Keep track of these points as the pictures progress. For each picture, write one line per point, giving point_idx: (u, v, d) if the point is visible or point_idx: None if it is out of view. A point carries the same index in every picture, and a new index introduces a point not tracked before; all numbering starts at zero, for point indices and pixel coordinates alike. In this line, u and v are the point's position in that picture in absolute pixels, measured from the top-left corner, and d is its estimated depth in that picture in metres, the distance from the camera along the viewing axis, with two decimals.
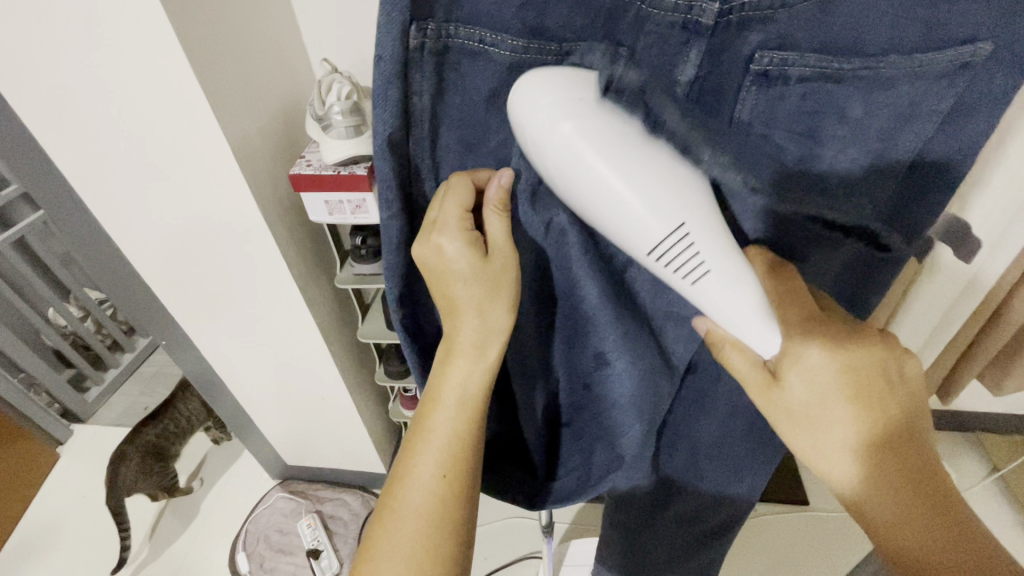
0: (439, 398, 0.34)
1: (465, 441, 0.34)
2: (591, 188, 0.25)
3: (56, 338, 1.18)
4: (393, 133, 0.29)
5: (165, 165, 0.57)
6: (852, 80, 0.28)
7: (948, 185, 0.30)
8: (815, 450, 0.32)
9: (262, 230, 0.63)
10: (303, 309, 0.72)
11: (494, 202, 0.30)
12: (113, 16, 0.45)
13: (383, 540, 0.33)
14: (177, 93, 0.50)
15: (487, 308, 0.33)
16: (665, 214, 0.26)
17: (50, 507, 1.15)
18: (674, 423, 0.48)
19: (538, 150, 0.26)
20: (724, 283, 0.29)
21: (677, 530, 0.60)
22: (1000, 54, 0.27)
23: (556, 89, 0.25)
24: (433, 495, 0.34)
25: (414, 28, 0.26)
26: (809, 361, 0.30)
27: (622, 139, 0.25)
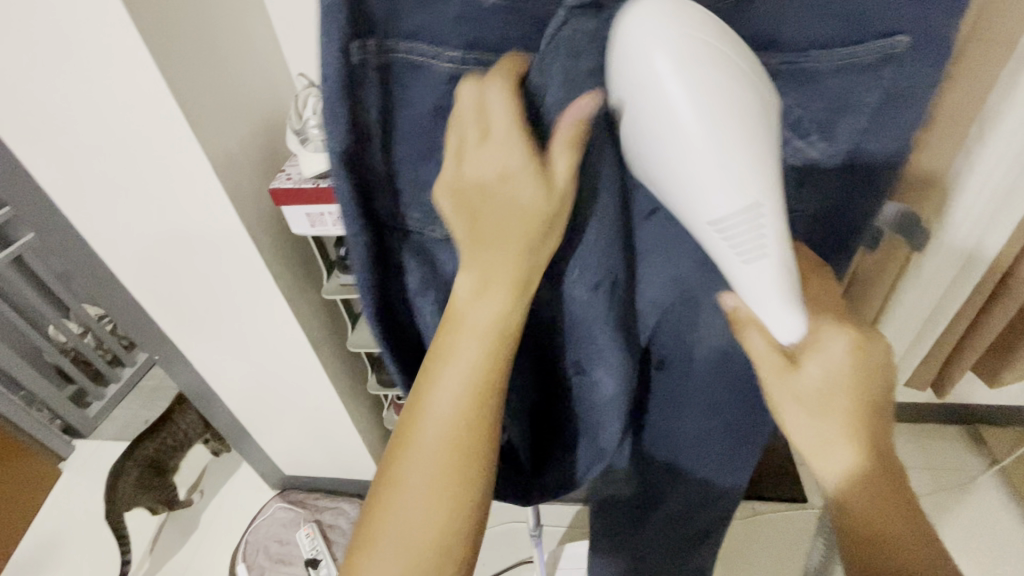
0: (462, 323, 0.29)
1: (494, 372, 0.30)
2: (670, 137, 0.24)
3: (55, 355, 1.19)
4: (344, 146, 0.28)
5: (147, 183, 0.57)
6: (774, 76, 0.27)
7: (886, 180, 0.30)
8: (800, 435, 0.31)
9: (245, 243, 0.63)
10: (292, 320, 0.73)
11: (530, 124, 0.26)
12: (89, 41, 0.46)
13: (398, 470, 0.30)
14: (154, 111, 0.51)
15: (537, 246, 0.28)
16: (741, 185, 0.24)
17: (53, 522, 1.16)
18: (657, 420, 0.48)
19: (632, 97, 0.25)
20: (775, 272, 0.27)
21: (664, 530, 0.59)
22: (922, 47, 0.26)
23: (670, 22, 0.23)
24: (457, 431, 0.30)
25: (354, 45, 0.26)
26: (830, 351, 0.30)
27: (716, 75, 0.23)
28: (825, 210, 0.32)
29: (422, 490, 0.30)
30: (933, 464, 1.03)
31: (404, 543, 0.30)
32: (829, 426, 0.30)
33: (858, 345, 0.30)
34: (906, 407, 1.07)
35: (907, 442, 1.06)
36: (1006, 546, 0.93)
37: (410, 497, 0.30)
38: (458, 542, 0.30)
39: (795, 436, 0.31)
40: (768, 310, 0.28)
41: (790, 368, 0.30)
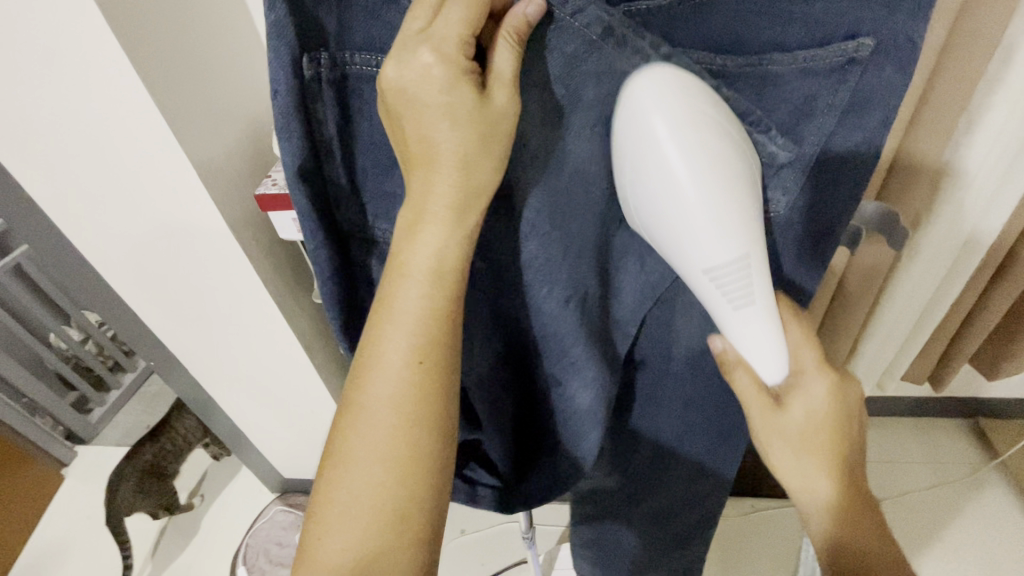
0: (405, 268, 0.31)
1: (436, 315, 0.32)
2: (673, 195, 0.30)
3: (57, 362, 1.20)
4: (301, 161, 0.32)
5: (135, 190, 0.58)
6: (744, 81, 0.32)
7: (863, 171, 0.34)
8: (783, 465, 0.37)
9: (235, 250, 0.63)
10: (284, 326, 0.73)
11: (511, 29, 0.29)
12: (68, 48, 0.46)
13: (349, 429, 0.32)
14: (135, 117, 0.50)
15: (471, 163, 0.30)
16: (732, 241, 0.30)
17: (58, 527, 1.17)
18: (638, 422, 0.49)
19: (632, 163, 0.31)
20: (762, 318, 0.33)
21: (651, 528, 0.60)
22: (883, 50, 0.30)
23: (668, 97, 0.29)
24: (403, 380, 0.32)
25: (306, 58, 0.30)
26: (811, 392, 0.36)
27: (704, 140, 0.29)
28: (806, 207, 0.35)
29: (371, 444, 0.32)
30: (933, 459, 1.03)
31: (355, 491, 0.32)
32: (810, 463, 0.36)
33: (834, 386, 0.36)
34: (906, 401, 1.06)
35: (907, 436, 1.06)
36: (1005, 540, 0.92)
37: (360, 454, 0.32)
38: (410, 498, 0.32)
39: (779, 465, 0.37)
40: (758, 353, 0.34)
41: (777, 408, 0.35)
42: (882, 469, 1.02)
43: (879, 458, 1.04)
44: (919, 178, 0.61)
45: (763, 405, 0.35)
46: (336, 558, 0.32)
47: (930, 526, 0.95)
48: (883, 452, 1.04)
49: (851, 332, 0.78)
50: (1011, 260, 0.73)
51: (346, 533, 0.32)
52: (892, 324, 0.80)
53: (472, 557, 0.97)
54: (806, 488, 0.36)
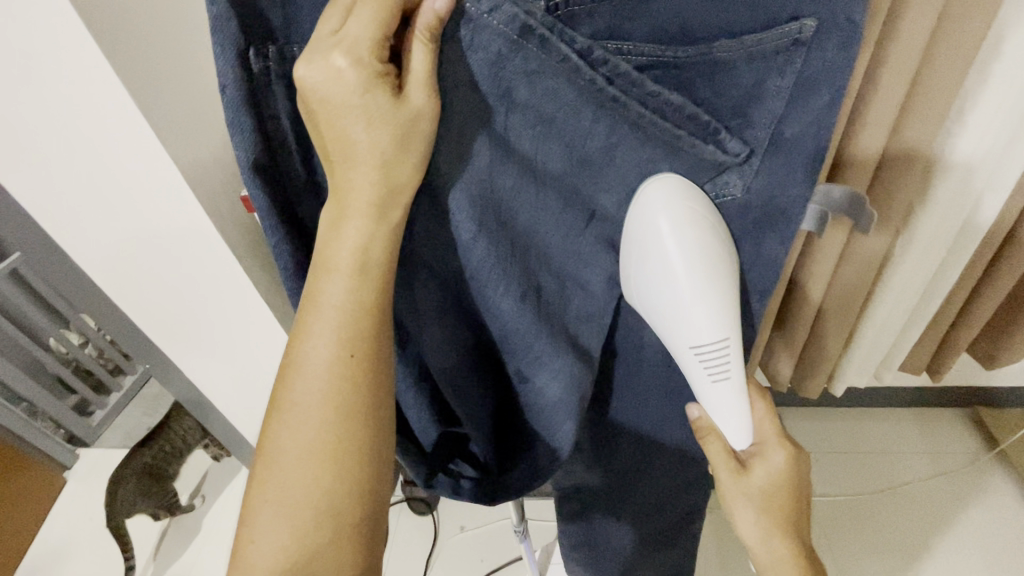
0: (330, 261, 0.33)
1: (362, 309, 0.33)
2: (668, 281, 0.34)
3: (56, 366, 1.21)
4: (255, 156, 0.31)
5: (119, 193, 0.57)
6: (693, 68, 0.32)
7: (816, 152, 0.34)
8: (741, 519, 0.42)
9: (224, 252, 0.63)
10: (276, 325, 0.73)
11: (424, 26, 0.28)
12: (40, 51, 0.46)
13: (280, 425, 0.35)
14: (111, 119, 0.50)
15: (389, 164, 0.30)
16: (714, 325, 0.34)
17: (61, 529, 1.18)
18: (617, 414, 0.49)
19: (637, 254, 0.35)
20: (732, 392, 0.37)
21: (639, 521, 0.61)
22: (825, 29, 0.31)
23: (672, 201, 0.33)
24: (330, 375, 0.34)
25: (252, 53, 0.29)
26: (772, 461, 0.41)
27: (697, 235, 0.33)
28: (762, 192, 0.35)
29: (302, 441, 0.34)
30: (932, 449, 1.02)
31: (291, 485, 0.34)
32: (766, 520, 0.42)
33: (791, 457, 0.41)
34: (904, 392, 1.05)
35: (905, 426, 1.05)
36: (1006, 528, 0.92)
37: (291, 452, 0.34)
38: (342, 491, 0.35)
39: (737, 516, 0.43)
40: (728, 425, 0.38)
41: (742, 473, 0.40)
42: (881, 460, 1.02)
43: (878, 449, 1.03)
44: (909, 167, 0.60)
45: (731, 469, 0.40)
46: (275, 549, 0.34)
47: (929, 516, 0.95)
48: (882, 443, 1.04)
49: (846, 324, 0.78)
50: (1007, 248, 0.72)
51: (279, 524, 0.34)
52: (887, 315, 0.79)
53: (472, 553, 0.97)
54: (761, 540, 0.42)
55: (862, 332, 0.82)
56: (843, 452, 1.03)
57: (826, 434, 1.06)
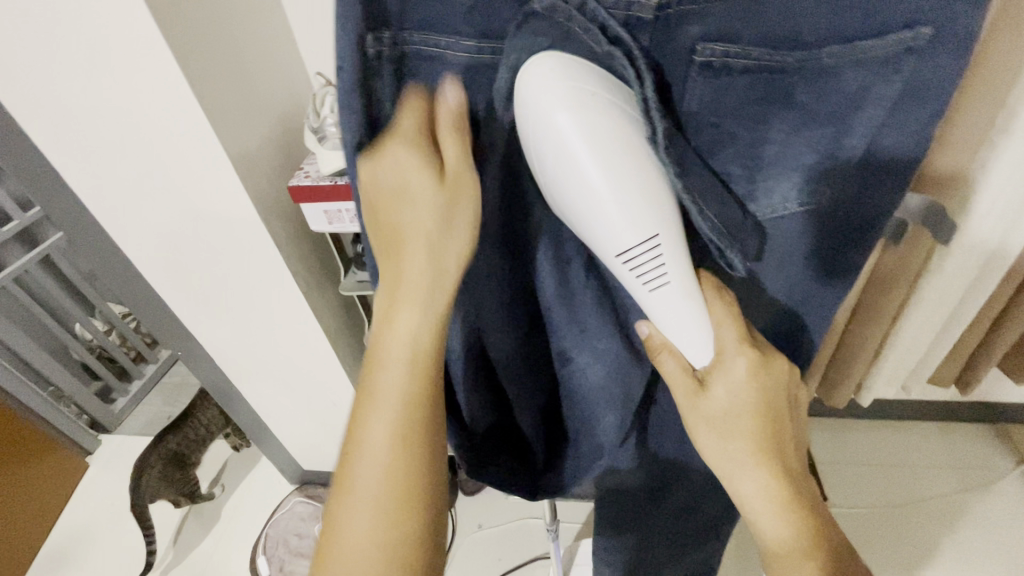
0: (384, 353, 0.33)
1: (418, 390, 0.33)
2: (575, 177, 0.29)
3: (82, 352, 1.23)
4: (359, 139, 0.32)
5: (168, 181, 0.59)
6: (798, 73, 0.31)
7: (907, 170, 0.34)
8: (712, 453, 0.36)
9: (265, 242, 0.64)
10: (312, 318, 0.74)
11: (448, 122, 0.31)
12: (107, 35, 0.47)
13: (342, 509, 0.33)
14: (170, 101, 0.51)
15: (439, 229, 0.31)
16: (641, 225, 0.30)
17: (82, 514, 1.19)
18: (661, 411, 0.52)
19: (536, 152, 0.29)
20: (679, 296, 0.33)
21: (672, 522, 0.62)
22: (940, 37, 0.30)
23: (554, 83, 0.28)
24: (389, 458, 0.33)
25: (371, 38, 0.30)
26: (732, 372, 0.35)
27: (598, 115, 0.28)
28: (841, 203, 0.36)
29: (376, 483, 0.33)
30: (956, 464, 1.01)
31: (371, 535, 0.32)
32: (736, 448, 0.35)
33: (756, 366, 0.35)
34: (927, 404, 1.05)
35: (928, 440, 1.05)
36: None
37: (366, 499, 0.33)
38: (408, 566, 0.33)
39: (706, 449, 0.36)
40: (678, 336, 0.34)
41: (699, 393, 0.35)
42: (903, 473, 1.01)
43: (900, 462, 1.02)
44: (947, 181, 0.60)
45: (689, 389, 0.35)
46: None
47: (954, 531, 0.93)
48: (905, 456, 1.03)
49: (876, 335, 0.77)
50: None
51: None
52: (919, 328, 0.78)
53: (489, 551, 0.97)
54: (735, 468, 0.35)
55: (891, 345, 0.81)
56: (864, 464, 1.03)
57: (848, 446, 1.06)
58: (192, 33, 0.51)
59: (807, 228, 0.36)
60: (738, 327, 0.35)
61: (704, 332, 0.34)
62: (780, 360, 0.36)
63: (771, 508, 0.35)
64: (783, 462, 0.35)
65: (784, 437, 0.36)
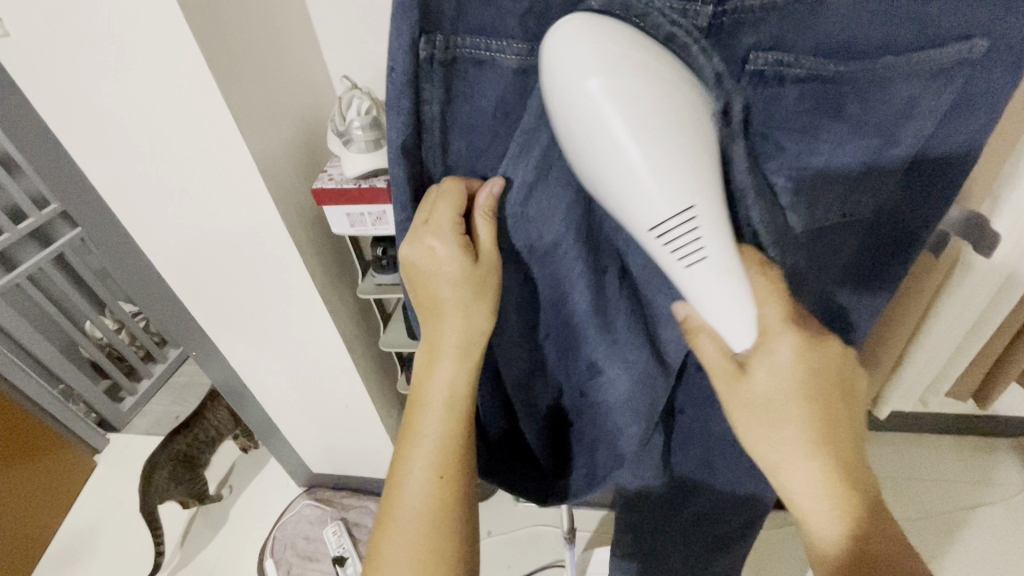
0: (424, 399, 0.39)
1: (454, 434, 0.38)
2: (608, 148, 0.28)
3: (92, 349, 1.23)
4: (405, 139, 0.33)
5: (193, 180, 0.59)
6: (850, 83, 0.31)
7: (957, 173, 0.34)
8: (757, 440, 0.35)
9: (285, 242, 0.64)
10: (328, 321, 0.74)
11: (484, 207, 0.35)
12: (139, 33, 0.48)
13: (386, 543, 0.37)
14: (200, 99, 0.51)
15: (471, 306, 0.37)
16: (671, 194, 0.28)
17: (88, 512, 1.19)
18: (687, 422, 0.52)
19: (564, 125, 0.29)
20: (719, 273, 0.31)
21: (690, 531, 0.62)
22: (996, 49, 0.30)
23: (585, 46, 0.27)
24: (428, 493, 0.37)
25: (422, 40, 0.31)
26: (776, 355, 0.33)
27: (628, 72, 0.27)
28: (890, 205, 0.37)
29: (417, 494, 0.37)
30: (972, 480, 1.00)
31: (409, 538, 0.37)
32: (786, 433, 0.33)
33: (801, 347, 0.33)
34: (943, 418, 1.04)
35: (946, 454, 1.04)
36: None
37: (407, 507, 0.37)
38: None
39: (749, 434, 0.35)
40: (721, 319, 0.32)
41: (740, 375, 0.33)
42: (917, 486, 1.00)
43: (916, 476, 1.01)
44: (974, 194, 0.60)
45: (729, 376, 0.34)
46: None
47: (971, 547, 0.92)
48: (921, 469, 1.02)
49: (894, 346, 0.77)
50: None
51: None
52: (939, 341, 0.77)
53: (499, 558, 0.96)
54: (782, 455, 0.34)
55: (910, 357, 0.80)
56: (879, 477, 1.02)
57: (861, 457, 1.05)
58: (222, 34, 0.51)
59: (846, 233, 0.38)
60: (782, 306, 0.33)
61: (748, 308, 0.32)
62: (827, 341, 0.35)
63: (823, 494, 0.33)
64: (836, 448, 0.34)
65: (840, 421, 0.34)
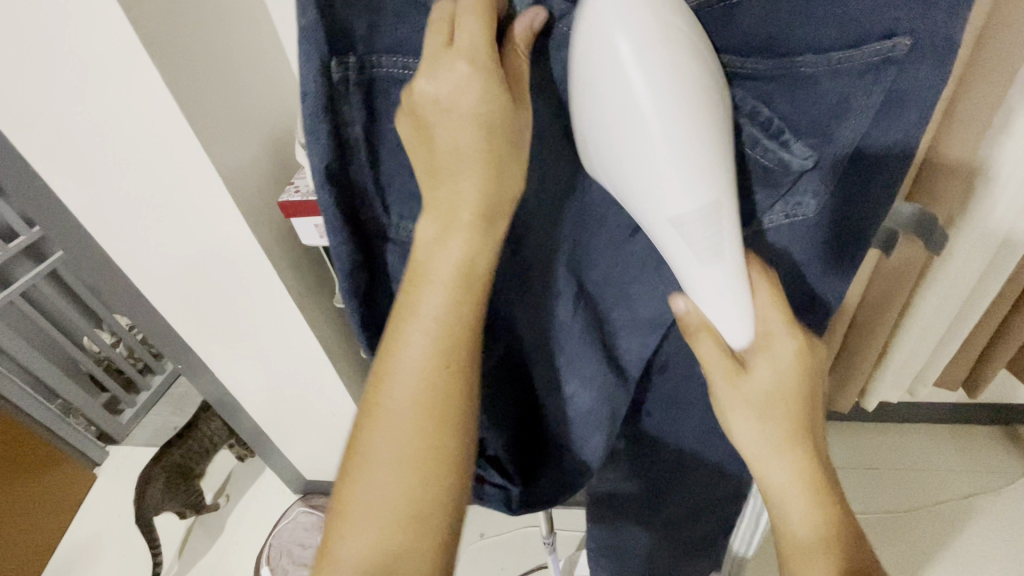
0: (429, 275, 0.31)
1: (459, 324, 0.31)
2: (637, 129, 0.27)
3: (89, 363, 1.25)
4: (328, 163, 0.32)
5: (162, 198, 0.59)
6: (773, 81, 0.31)
7: (898, 170, 0.33)
8: (740, 430, 0.35)
9: (257, 257, 0.65)
10: (307, 331, 0.74)
11: (520, 39, 0.30)
12: (92, 57, 0.47)
13: (356, 482, 0.31)
14: (160, 116, 0.51)
15: (501, 167, 0.29)
16: (704, 189, 0.28)
17: (91, 524, 1.21)
18: (657, 425, 0.52)
19: (596, 98, 0.28)
20: (728, 275, 0.31)
21: (671, 531, 0.62)
22: (920, 47, 0.29)
23: (631, 13, 0.26)
24: (424, 381, 0.31)
25: (334, 62, 0.30)
26: (778, 353, 0.34)
27: (665, 50, 0.26)
28: (832, 207, 0.36)
29: (393, 442, 0.31)
30: (969, 468, 0.99)
31: (378, 486, 0.31)
32: (774, 430, 0.34)
33: (801, 348, 0.34)
34: (937, 407, 1.03)
35: (942, 445, 1.02)
36: None
37: (380, 456, 0.31)
38: (429, 520, 0.31)
39: (737, 429, 0.36)
40: (724, 322, 0.33)
41: (741, 370, 0.34)
42: (913, 477, 0.99)
43: (911, 466, 1.00)
44: (950, 169, 0.58)
45: (727, 371, 0.34)
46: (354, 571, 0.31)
47: (969, 537, 0.91)
48: (916, 460, 1.01)
49: (877, 338, 0.76)
50: None
51: (363, 540, 0.31)
52: (924, 330, 0.76)
53: (493, 560, 0.97)
54: (769, 452, 0.35)
55: (894, 348, 0.80)
56: (875, 469, 1.01)
57: (856, 449, 1.04)
58: (184, 48, 0.51)
59: (796, 236, 0.37)
60: (785, 311, 0.33)
61: (750, 312, 0.33)
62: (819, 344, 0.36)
63: (799, 486, 0.35)
64: (816, 449, 0.35)
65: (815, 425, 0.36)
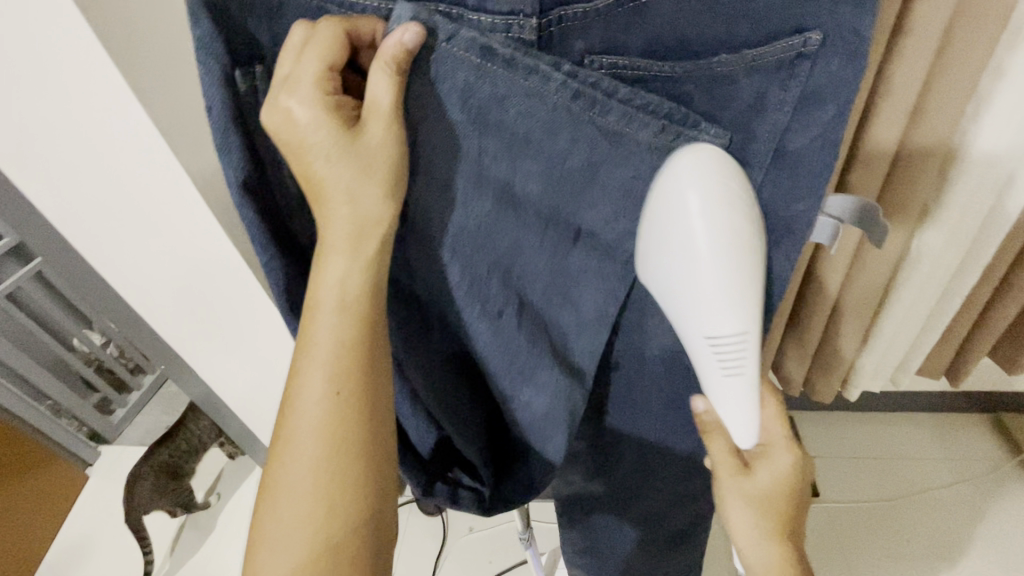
0: (317, 310, 0.35)
1: (352, 355, 0.35)
2: (687, 255, 0.33)
3: (78, 365, 1.24)
4: (245, 174, 0.34)
5: (129, 207, 0.57)
6: (693, 81, 0.34)
7: (824, 163, 0.35)
8: (737, 520, 0.42)
9: (237, 264, 0.63)
10: (285, 332, 0.75)
11: (388, 56, 0.30)
12: (48, 62, 0.44)
13: (269, 507, 0.35)
14: (127, 131, 0.48)
15: (357, 192, 0.33)
16: (737, 316, 0.34)
17: (85, 523, 1.22)
18: (620, 422, 0.51)
19: (658, 233, 0.34)
20: (744, 388, 0.36)
21: (646, 524, 0.62)
22: (830, 42, 0.33)
23: (704, 175, 0.32)
24: (325, 413, 0.34)
25: (239, 73, 0.33)
26: (777, 462, 0.41)
27: (727, 208, 0.32)
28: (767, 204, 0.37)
29: (302, 470, 0.34)
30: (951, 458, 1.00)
31: (290, 511, 0.34)
32: (764, 524, 0.41)
33: (798, 459, 0.41)
34: (920, 396, 1.03)
35: (925, 434, 1.03)
36: None
37: (289, 484, 0.34)
38: (339, 533, 0.34)
39: (732, 519, 0.42)
40: (737, 423, 0.37)
41: (745, 472, 0.40)
42: (896, 467, 1.00)
43: (895, 455, 1.01)
44: (924, 162, 0.58)
45: (736, 469, 0.40)
46: None
47: (950, 526, 0.92)
48: (901, 450, 1.02)
49: (856, 332, 0.76)
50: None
51: (280, 562, 0.34)
52: (904, 320, 0.76)
53: (480, 554, 0.98)
54: (758, 548, 0.42)
55: (875, 340, 0.80)
56: (860, 457, 1.01)
57: (841, 438, 1.04)
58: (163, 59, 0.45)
59: None
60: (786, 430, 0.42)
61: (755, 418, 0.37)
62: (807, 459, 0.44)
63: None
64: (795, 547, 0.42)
65: (795, 528, 0.43)
